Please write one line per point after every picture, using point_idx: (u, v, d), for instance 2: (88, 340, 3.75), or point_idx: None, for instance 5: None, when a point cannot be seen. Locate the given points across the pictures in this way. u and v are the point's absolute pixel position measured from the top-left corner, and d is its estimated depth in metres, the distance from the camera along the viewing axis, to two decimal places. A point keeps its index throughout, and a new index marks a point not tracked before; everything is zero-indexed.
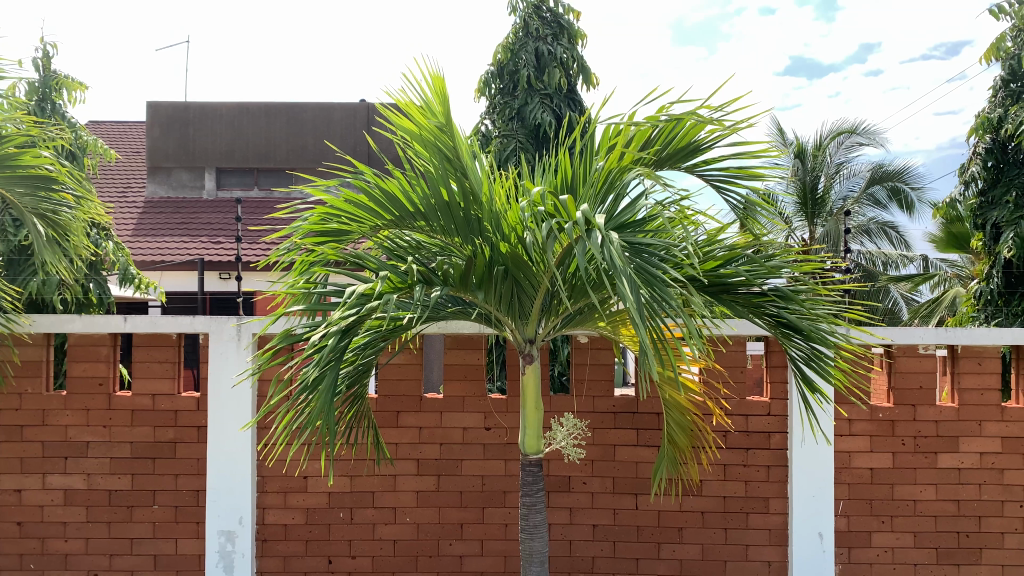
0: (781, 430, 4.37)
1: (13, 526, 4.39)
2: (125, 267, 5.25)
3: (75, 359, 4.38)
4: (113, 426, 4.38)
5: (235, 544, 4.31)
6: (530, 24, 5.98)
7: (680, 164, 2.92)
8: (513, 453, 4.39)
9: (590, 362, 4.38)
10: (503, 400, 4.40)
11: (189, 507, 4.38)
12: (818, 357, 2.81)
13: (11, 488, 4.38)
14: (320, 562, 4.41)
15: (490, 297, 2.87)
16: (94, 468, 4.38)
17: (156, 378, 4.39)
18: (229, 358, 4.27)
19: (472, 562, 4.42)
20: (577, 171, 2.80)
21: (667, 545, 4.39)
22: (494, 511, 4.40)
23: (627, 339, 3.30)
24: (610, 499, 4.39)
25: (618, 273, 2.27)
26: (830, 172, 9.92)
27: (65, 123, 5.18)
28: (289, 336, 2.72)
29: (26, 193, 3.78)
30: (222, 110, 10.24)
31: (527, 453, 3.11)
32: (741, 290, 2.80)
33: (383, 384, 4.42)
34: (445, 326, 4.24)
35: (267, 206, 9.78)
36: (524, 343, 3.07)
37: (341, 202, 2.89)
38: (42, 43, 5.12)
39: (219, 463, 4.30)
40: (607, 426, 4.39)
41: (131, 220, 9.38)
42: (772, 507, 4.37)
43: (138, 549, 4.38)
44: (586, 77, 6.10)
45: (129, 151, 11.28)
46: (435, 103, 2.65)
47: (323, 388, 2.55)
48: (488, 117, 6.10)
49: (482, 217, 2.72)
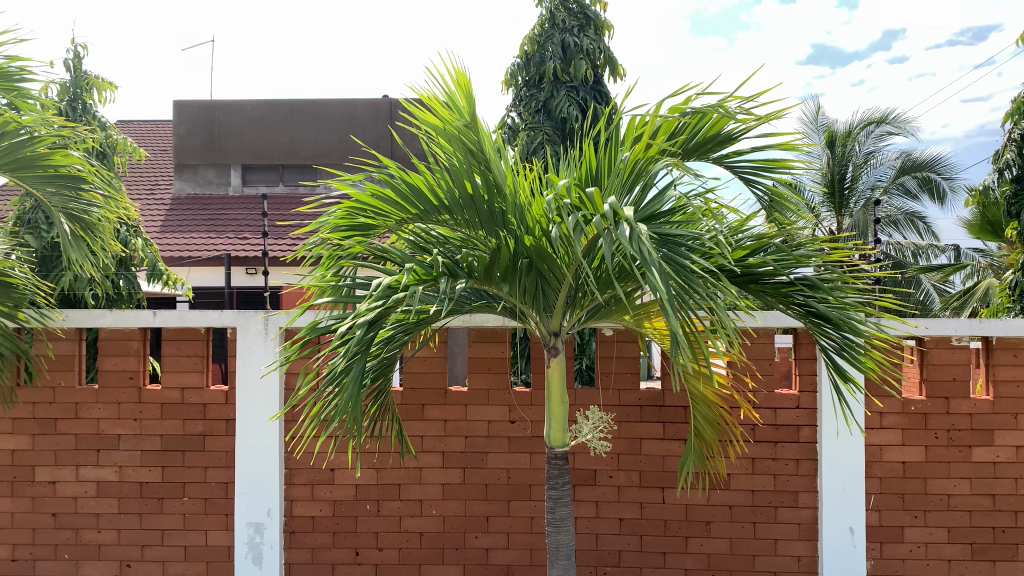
0: (810, 423, 4.32)
1: (47, 517, 4.46)
2: (154, 262, 5.31)
3: (106, 353, 4.45)
4: (144, 419, 4.44)
5: (264, 535, 4.37)
6: (556, 16, 5.93)
7: (709, 154, 2.88)
8: (538, 446, 4.38)
9: (615, 355, 4.35)
10: (528, 394, 4.39)
11: (219, 499, 4.42)
12: (851, 347, 2.73)
13: (45, 480, 4.46)
14: (347, 554, 4.44)
15: (514, 290, 2.86)
16: (125, 460, 4.44)
17: (184, 371, 4.43)
18: (257, 352, 4.32)
19: (499, 555, 4.42)
20: (601, 162, 2.77)
21: (695, 539, 4.36)
22: (520, 504, 4.40)
23: (654, 332, 3.26)
24: (636, 493, 4.37)
25: (647, 265, 2.24)
26: (859, 162, 9.79)
27: (96, 122, 5.24)
28: (315, 328, 2.74)
29: (55, 193, 3.80)
30: (247, 107, 10.26)
31: (552, 446, 3.09)
32: (769, 281, 2.76)
33: (408, 378, 4.44)
34: (470, 320, 4.23)
35: (293, 201, 9.85)
36: (548, 336, 3.04)
37: (366, 196, 2.87)
38: (72, 44, 5.17)
39: (247, 456, 4.35)
40: (634, 419, 4.37)
41: (159, 217, 9.51)
42: (801, 501, 4.32)
43: (169, 540, 4.44)
44: (613, 68, 6.05)
45: (156, 148, 11.44)
46: (459, 99, 2.66)
47: (350, 379, 2.55)
48: (514, 110, 6.06)
49: (507, 210, 2.71)
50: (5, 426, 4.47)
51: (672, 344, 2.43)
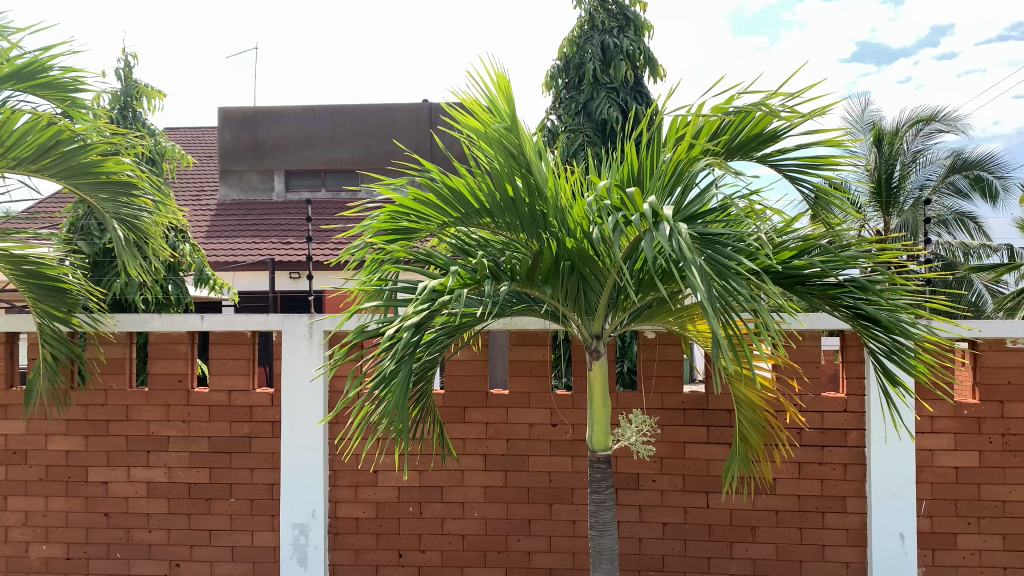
0: (858, 427, 4.23)
1: (100, 517, 4.58)
2: (201, 267, 5.43)
3: (156, 356, 4.56)
4: (191, 421, 4.53)
5: (309, 536, 4.42)
6: (596, 17, 5.91)
7: (753, 154, 2.85)
8: (580, 450, 4.36)
9: (658, 358, 4.32)
10: (569, 397, 4.38)
11: (265, 500, 4.49)
12: (901, 350, 2.68)
13: (98, 480, 4.57)
14: (390, 555, 4.48)
15: (557, 293, 2.86)
16: (174, 461, 4.54)
17: (231, 374, 4.51)
18: (302, 355, 4.39)
19: (541, 558, 4.41)
20: (643, 163, 2.76)
21: (740, 544, 4.31)
22: (562, 508, 4.39)
23: (697, 334, 3.23)
24: (680, 497, 4.33)
25: (688, 265, 2.22)
26: (907, 160, 9.57)
27: (145, 130, 5.37)
28: (363, 332, 2.77)
29: (108, 199, 3.91)
30: (290, 113, 10.41)
31: (595, 450, 3.08)
32: (816, 282, 2.72)
33: (450, 380, 4.47)
34: (511, 323, 4.24)
35: (336, 206, 9.98)
36: (590, 339, 3.03)
37: (408, 201, 2.90)
38: (123, 54, 5.30)
39: (292, 458, 4.42)
40: (677, 423, 4.33)
41: (205, 223, 9.72)
42: (849, 506, 4.24)
43: (216, 540, 4.52)
44: (653, 69, 6.01)
45: (202, 155, 11.68)
46: (500, 102, 2.68)
47: (399, 381, 2.57)
48: (554, 112, 6.07)
49: (548, 213, 2.71)
50: (59, 428, 4.59)
51: (713, 346, 2.41)
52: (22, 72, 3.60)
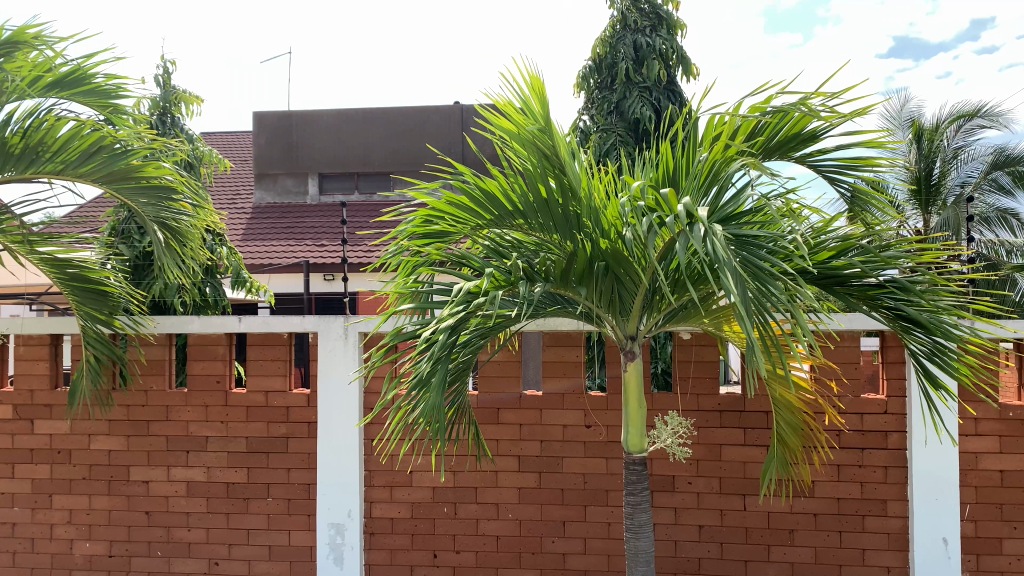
0: (899, 429, 4.16)
1: (141, 515, 4.67)
2: (237, 270, 5.50)
3: (195, 358, 4.63)
4: (229, 421, 4.60)
5: (345, 536, 4.46)
6: (628, 16, 5.88)
7: (792, 154, 2.81)
8: (615, 452, 4.35)
9: (694, 359, 4.28)
10: (603, 399, 4.37)
11: (302, 500, 4.54)
12: (942, 352, 2.63)
13: (139, 479, 4.66)
14: (425, 556, 4.50)
15: (591, 294, 2.85)
16: (212, 461, 4.61)
17: (268, 375, 4.57)
18: (338, 356, 4.43)
19: (576, 560, 4.40)
20: (679, 163, 2.73)
21: (778, 548, 4.26)
22: (597, 510, 4.37)
23: (733, 335, 3.19)
24: (716, 500, 4.29)
25: (722, 267, 2.21)
26: (947, 157, 9.49)
27: (184, 136, 5.46)
28: (400, 334, 2.79)
29: (149, 204, 4.00)
30: (323, 117, 10.51)
31: (630, 451, 3.06)
32: (855, 283, 2.67)
33: (484, 382, 4.48)
34: (544, 324, 4.24)
35: (372, 209, 10.06)
36: (624, 340, 3.01)
37: (442, 204, 2.91)
38: (161, 60, 5.39)
39: (328, 458, 4.47)
40: (713, 425, 4.29)
41: (241, 226, 9.87)
42: (890, 510, 4.16)
43: (254, 539, 4.58)
44: (686, 67, 5.97)
45: (238, 160, 11.86)
46: (534, 103, 2.64)
47: (435, 383, 2.59)
48: (587, 112, 6.04)
49: (581, 213, 2.70)
50: (101, 428, 4.69)
51: (748, 348, 2.38)
52: (67, 80, 3.68)
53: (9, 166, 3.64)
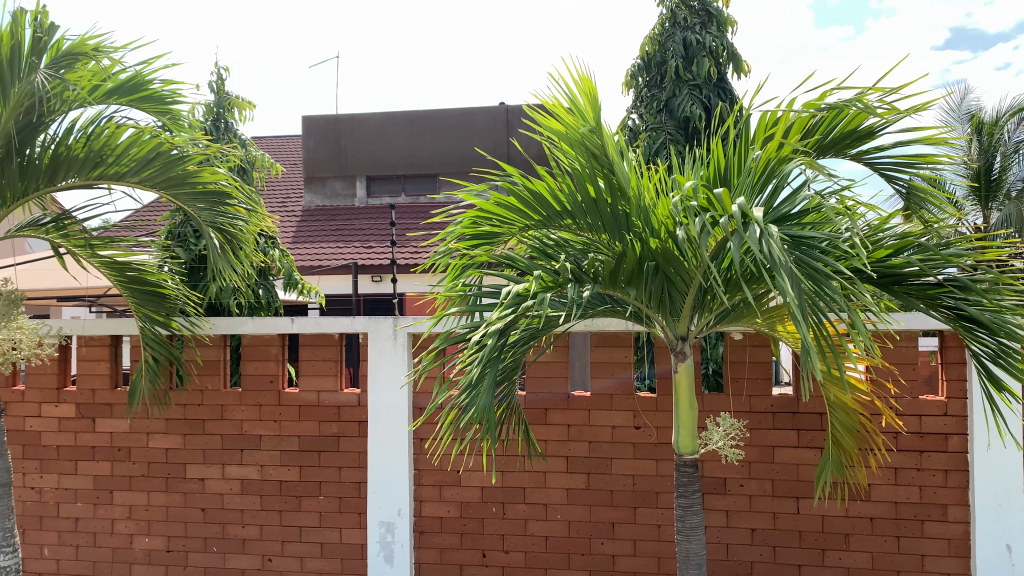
0: (960, 432, 4.04)
1: (197, 512, 4.78)
2: (289, 272, 5.61)
3: (249, 358, 4.73)
4: (282, 420, 4.68)
5: (395, 534, 4.51)
6: (678, 14, 5.83)
7: (847, 151, 2.75)
8: (665, 453, 4.31)
9: (747, 360, 4.22)
10: (653, 399, 4.33)
11: (352, 498, 4.60)
12: (1007, 353, 2.54)
13: (195, 477, 4.78)
14: (474, 555, 4.52)
15: (641, 295, 2.83)
16: (266, 460, 4.70)
17: (319, 375, 4.64)
18: (387, 356, 4.48)
19: (626, 561, 4.38)
20: (731, 161, 2.70)
21: (833, 552, 4.17)
22: (647, 511, 4.34)
23: (787, 335, 3.14)
24: (769, 502, 4.23)
25: (778, 268, 2.17)
26: (1008, 151, 9.20)
27: (237, 141, 5.58)
28: (450, 337, 2.81)
29: (205, 209, 4.09)
30: (371, 120, 10.63)
31: (681, 453, 3.04)
32: (914, 282, 2.61)
33: (531, 382, 4.49)
34: (592, 324, 4.22)
35: (422, 212, 10.14)
36: (675, 340, 2.98)
37: (490, 206, 2.93)
38: (216, 67, 5.52)
39: (378, 457, 4.52)
40: (765, 426, 4.23)
41: (291, 229, 10.04)
42: (950, 515, 4.05)
43: (307, 536, 4.66)
44: (737, 64, 5.89)
45: (288, 163, 12.07)
46: (583, 103, 2.68)
47: (485, 386, 2.60)
48: (635, 111, 6.01)
49: (631, 213, 2.69)
50: (160, 426, 4.82)
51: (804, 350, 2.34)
52: (125, 87, 3.79)
53: (75, 171, 3.77)
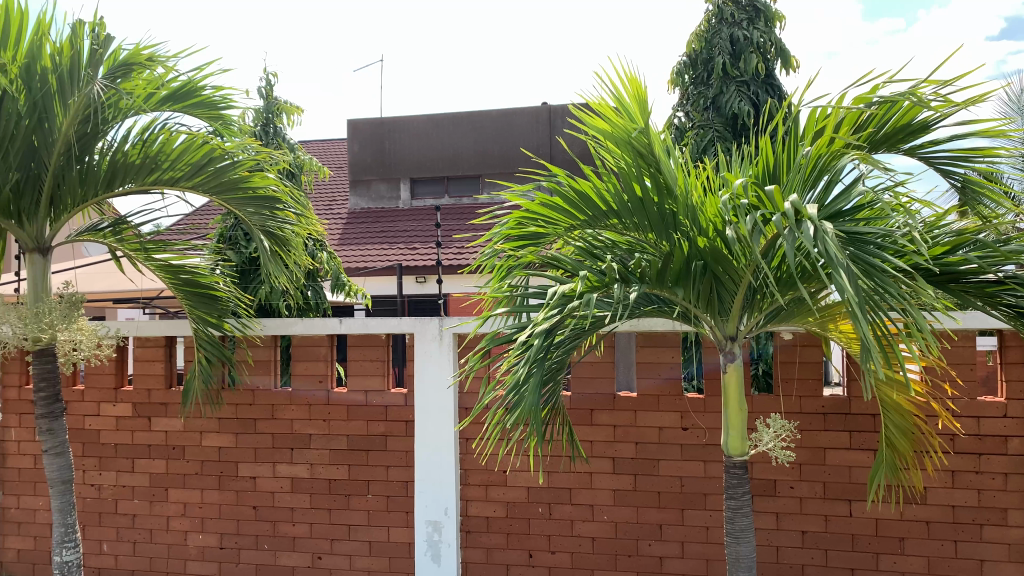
0: (1021, 434, 3.92)
1: (249, 509, 4.88)
2: (337, 273, 5.69)
3: (299, 358, 4.81)
4: (331, 420, 4.75)
5: (442, 534, 4.54)
6: (724, 10, 5.77)
7: (900, 145, 2.69)
8: (713, 455, 4.27)
9: (798, 360, 4.16)
10: (701, 400, 4.29)
11: (400, 497, 4.65)
12: None
13: (247, 475, 4.88)
14: (521, 556, 4.53)
15: (689, 295, 2.80)
16: (316, 458, 4.77)
17: (367, 375, 4.71)
18: (434, 356, 4.52)
19: (673, 563, 4.34)
20: (780, 158, 2.67)
21: (887, 556, 4.08)
22: (695, 513, 4.30)
23: (839, 335, 3.08)
24: (820, 505, 4.15)
25: (834, 265, 2.14)
26: None
27: (286, 145, 5.68)
28: (496, 338, 2.82)
29: (255, 212, 4.18)
30: (414, 123, 10.73)
31: (731, 455, 3.00)
32: (972, 279, 2.54)
33: (577, 382, 4.48)
34: (638, 324, 4.21)
35: (468, 212, 10.17)
36: (723, 340, 2.94)
37: (535, 206, 2.94)
38: (265, 74, 5.63)
39: (425, 457, 4.56)
40: (816, 428, 4.16)
41: (338, 231, 10.19)
42: (1011, 519, 3.93)
43: (355, 535, 4.72)
44: (785, 60, 5.80)
45: (334, 166, 12.25)
46: (630, 103, 2.69)
47: (531, 386, 2.60)
48: (681, 109, 5.95)
49: (678, 211, 2.67)
50: (212, 425, 4.93)
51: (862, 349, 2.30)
52: (178, 94, 3.90)
53: (131, 178, 3.88)
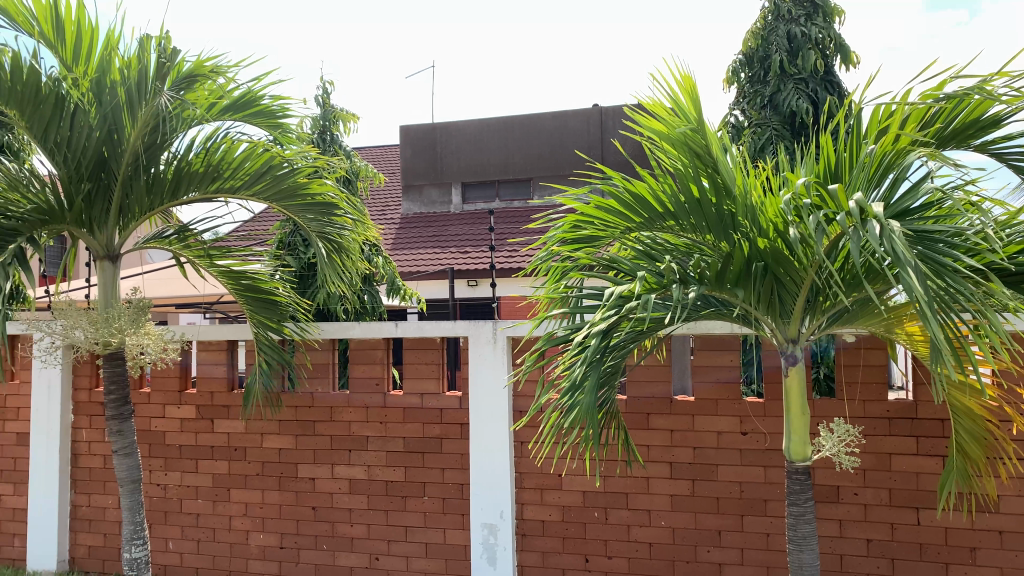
0: None
1: (309, 510, 4.97)
2: (392, 278, 5.75)
3: (356, 361, 4.88)
4: (388, 422, 4.81)
5: (498, 537, 4.55)
6: (781, 7, 5.68)
7: (971, 141, 2.60)
8: (773, 460, 4.18)
9: (861, 363, 4.06)
10: (761, 404, 4.22)
11: (456, 499, 4.68)
12: None
13: (307, 476, 4.97)
14: (577, 560, 4.51)
15: (748, 296, 2.76)
16: (373, 460, 4.83)
17: (423, 378, 4.75)
18: (489, 359, 4.54)
19: (733, 570, 4.27)
20: (843, 157, 2.61)
21: (958, 567, 3.95)
22: (755, 520, 4.22)
23: (905, 337, 3.00)
24: (886, 512, 4.04)
25: (902, 265, 2.09)
26: None
27: (342, 152, 5.78)
28: (551, 339, 2.83)
29: (314, 219, 4.22)
30: (466, 128, 10.80)
31: (793, 460, 2.94)
32: None
33: (633, 385, 4.45)
34: (695, 327, 4.16)
35: (523, 216, 10.18)
36: (785, 343, 2.88)
37: (591, 209, 2.93)
38: (322, 82, 5.74)
39: (480, 459, 4.58)
40: (881, 433, 4.05)
41: (392, 236, 10.31)
42: None
43: (412, 536, 4.76)
44: (845, 56, 5.67)
45: (387, 172, 12.41)
46: (687, 104, 2.65)
47: (588, 387, 2.59)
48: (738, 108, 5.86)
49: (736, 212, 2.64)
50: (273, 427, 5.03)
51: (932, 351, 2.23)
52: (239, 103, 4.00)
53: (195, 186, 3.97)
